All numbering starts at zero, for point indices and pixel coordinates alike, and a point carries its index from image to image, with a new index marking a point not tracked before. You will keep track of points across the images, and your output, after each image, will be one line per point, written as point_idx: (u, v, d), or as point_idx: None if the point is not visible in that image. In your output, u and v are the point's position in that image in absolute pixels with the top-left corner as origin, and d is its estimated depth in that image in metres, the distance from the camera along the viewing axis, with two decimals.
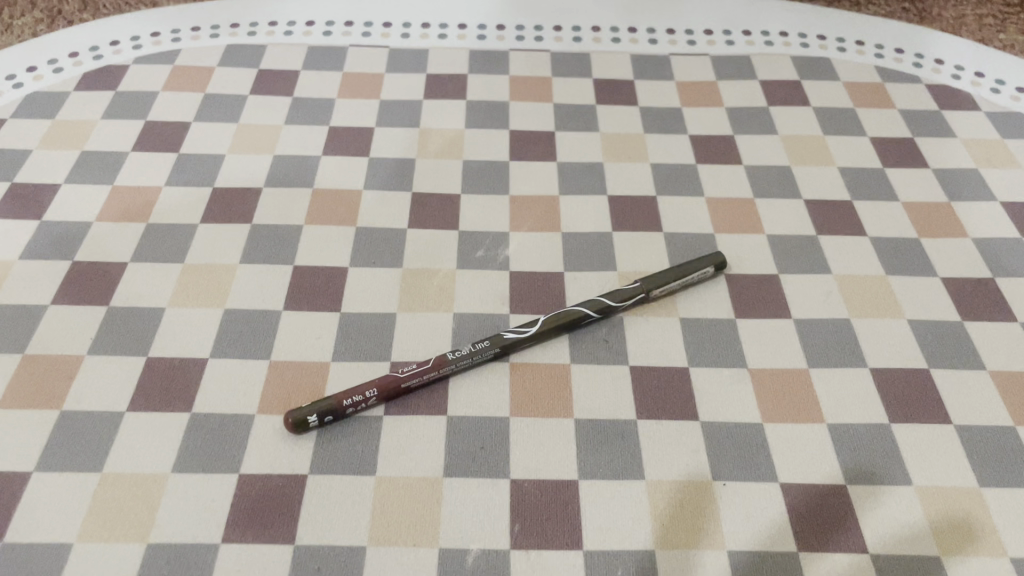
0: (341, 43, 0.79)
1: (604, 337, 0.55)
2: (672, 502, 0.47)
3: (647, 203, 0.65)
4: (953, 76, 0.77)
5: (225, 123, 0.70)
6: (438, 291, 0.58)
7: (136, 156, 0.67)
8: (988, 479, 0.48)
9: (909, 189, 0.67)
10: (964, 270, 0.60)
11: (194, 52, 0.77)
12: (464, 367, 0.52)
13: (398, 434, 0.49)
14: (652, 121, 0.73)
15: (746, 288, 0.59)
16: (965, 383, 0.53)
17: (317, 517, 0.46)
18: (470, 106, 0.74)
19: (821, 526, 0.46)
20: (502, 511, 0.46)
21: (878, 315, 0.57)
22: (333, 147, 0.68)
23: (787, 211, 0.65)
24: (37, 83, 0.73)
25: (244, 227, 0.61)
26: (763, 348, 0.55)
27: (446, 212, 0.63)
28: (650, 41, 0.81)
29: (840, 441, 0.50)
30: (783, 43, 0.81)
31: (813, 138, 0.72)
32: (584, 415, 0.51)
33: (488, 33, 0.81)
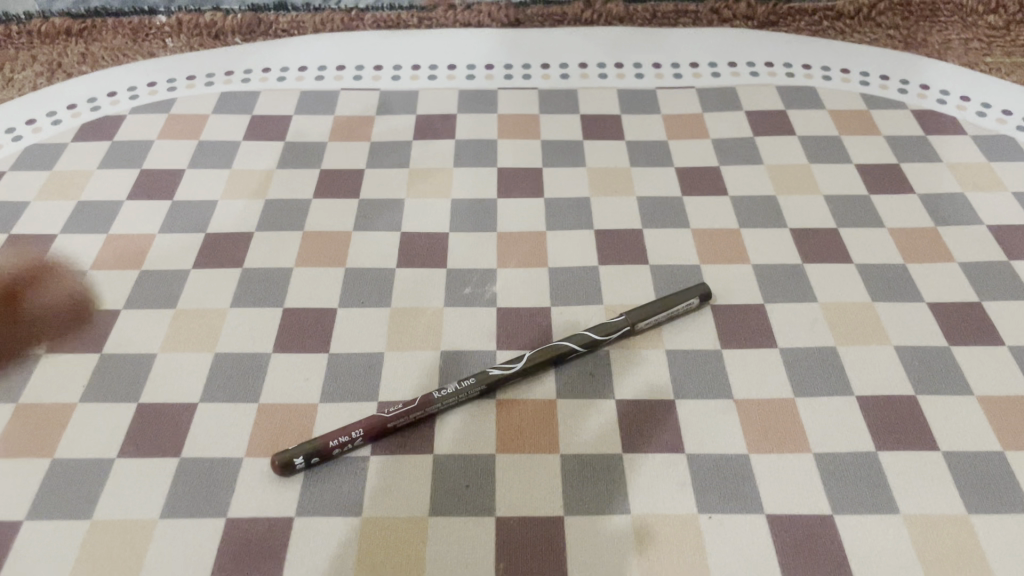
0: (332, 87, 0.81)
1: (591, 370, 0.56)
2: (659, 536, 0.47)
3: (633, 236, 0.66)
4: (939, 101, 0.78)
5: (219, 169, 0.72)
6: (426, 329, 0.58)
7: (131, 204, 0.68)
8: (976, 506, 0.48)
9: (894, 214, 0.67)
10: (952, 295, 0.61)
11: (189, 100, 0.79)
12: (450, 404, 0.53)
13: (385, 474, 0.50)
14: (638, 155, 0.74)
15: (731, 319, 0.59)
16: (952, 407, 0.53)
17: (303, 559, 0.46)
18: (458, 145, 0.75)
19: (807, 557, 0.46)
20: (488, 550, 0.46)
21: (864, 341, 0.57)
22: (325, 190, 0.70)
23: (772, 240, 0.65)
24: (36, 135, 0.74)
25: (235, 272, 0.62)
26: (749, 377, 0.55)
27: (435, 251, 0.64)
28: (638, 76, 0.82)
29: (827, 471, 0.50)
30: (769, 73, 0.82)
31: (798, 167, 0.72)
32: (570, 450, 0.51)
33: (477, 72, 0.83)
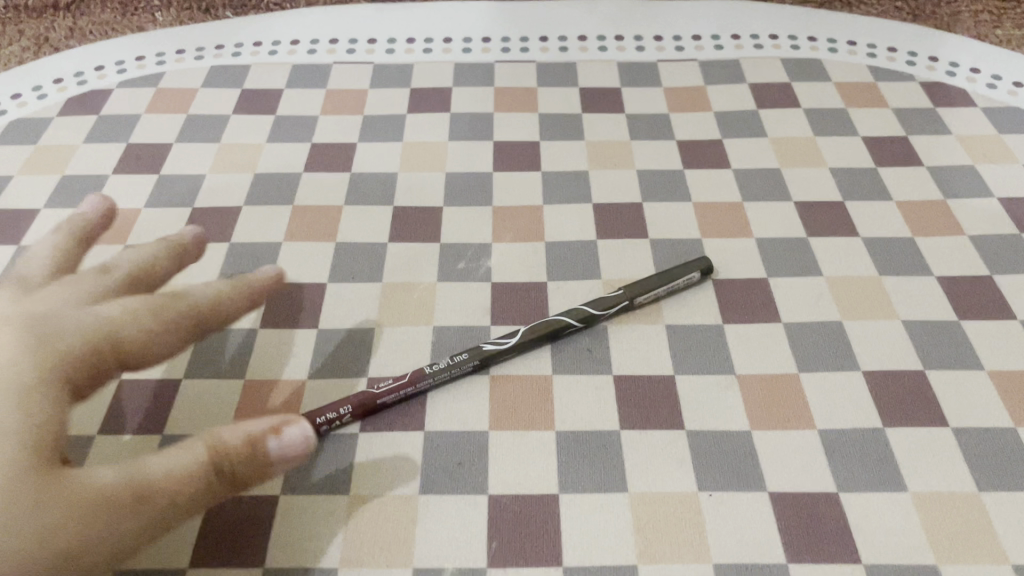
0: (325, 60, 0.79)
1: (587, 346, 0.54)
2: (657, 514, 0.45)
3: (632, 210, 0.64)
4: (948, 73, 0.76)
5: (207, 143, 0.70)
6: (419, 305, 0.56)
7: (117, 179, 0.66)
8: (987, 484, 0.46)
9: (902, 187, 0.65)
10: (961, 269, 0.59)
11: (178, 74, 0.77)
12: (442, 380, 0.51)
13: (373, 451, 0.48)
14: (638, 128, 0.72)
15: (733, 293, 0.57)
16: (961, 383, 0.51)
17: (288, 538, 0.44)
18: (453, 118, 0.73)
19: (811, 536, 0.44)
20: (480, 529, 0.45)
21: (870, 316, 0.55)
22: (316, 164, 0.68)
23: (776, 213, 0.63)
24: (21, 109, 0.73)
25: (223, 247, 0.60)
26: (751, 353, 0.53)
27: (428, 225, 0.62)
28: (638, 49, 0.80)
29: (832, 448, 0.48)
30: (773, 46, 0.80)
31: (803, 140, 0.70)
32: (566, 427, 0.49)
33: (474, 45, 0.81)
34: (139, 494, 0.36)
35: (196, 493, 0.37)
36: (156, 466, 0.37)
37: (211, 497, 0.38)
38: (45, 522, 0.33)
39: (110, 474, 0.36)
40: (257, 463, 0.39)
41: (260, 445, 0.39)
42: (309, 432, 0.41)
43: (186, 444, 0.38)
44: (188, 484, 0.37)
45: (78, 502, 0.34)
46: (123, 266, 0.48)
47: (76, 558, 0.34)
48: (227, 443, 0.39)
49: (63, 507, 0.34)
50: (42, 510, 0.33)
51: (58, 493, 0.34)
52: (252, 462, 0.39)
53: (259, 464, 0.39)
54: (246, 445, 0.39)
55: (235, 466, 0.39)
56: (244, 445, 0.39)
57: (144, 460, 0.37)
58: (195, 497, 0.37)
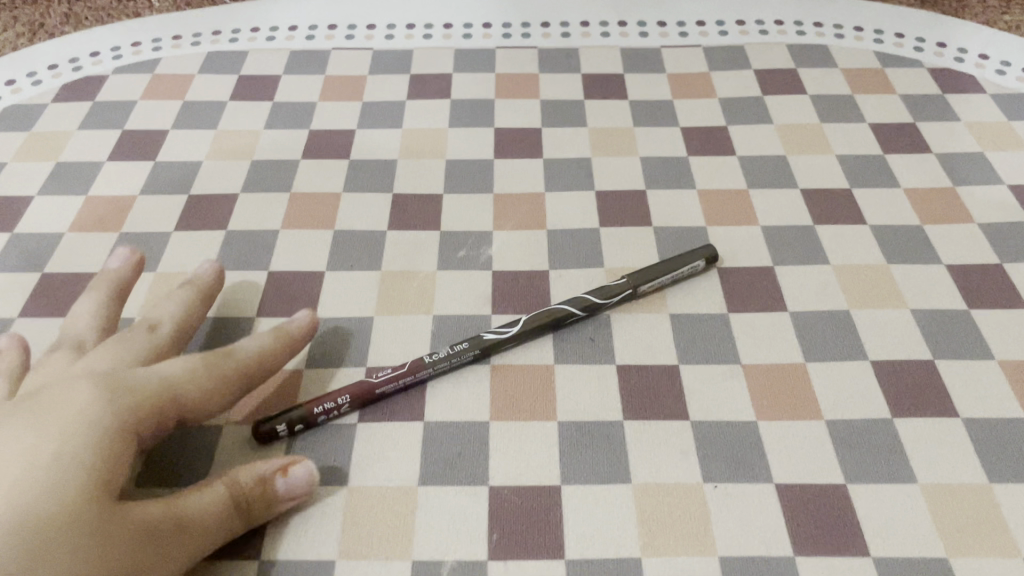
0: (323, 46, 0.78)
1: (590, 335, 0.53)
2: (661, 506, 0.44)
3: (635, 197, 0.63)
4: (956, 59, 0.74)
5: (204, 130, 0.69)
6: (418, 293, 0.55)
7: (112, 166, 0.65)
8: (998, 475, 0.45)
9: (910, 174, 0.64)
10: (971, 257, 0.58)
11: (174, 60, 0.76)
12: (442, 370, 0.50)
13: (372, 442, 0.47)
14: (641, 114, 0.71)
15: (738, 282, 0.56)
16: (971, 373, 0.50)
17: (285, 531, 0.43)
18: (454, 104, 0.72)
19: (818, 529, 0.43)
20: (481, 521, 0.44)
21: (878, 305, 0.54)
22: (314, 150, 0.67)
23: (781, 201, 0.62)
24: (15, 95, 0.72)
25: (219, 234, 0.59)
26: (757, 342, 0.52)
27: (428, 213, 0.61)
28: (641, 35, 0.79)
29: (840, 439, 0.47)
30: (778, 32, 0.79)
31: (808, 126, 0.69)
32: (568, 417, 0.48)
33: (474, 31, 0.79)
34: (176, 538, 0.39)
35: (215, 534, 0.40)
36: (185, 510, 0.40)
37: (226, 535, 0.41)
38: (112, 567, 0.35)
39: (154, 517, 0.38)
40: (268, 503, 0.43)
41: (272, 486, 0.43)
42: (315, 472, 0.44)
43: (206, 487, 0.41)
44: (211, 525, 0.40)
45: (135, 549, 0.37)
46: (166, 325, 0.49)
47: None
48: (242, 484, 0.42)
49: (125, 552, 0.36)
50: (111, 556, 0.35)
51: (120, 536, 0.36)
52: (262, 503, 0.42)
53: (269, 504, 0.43)
54: (258, 487, 0.42)
55: (250, 505, 0.42)
56: (257, 487, 0.42)
57: (178, 500, 0.40)
58: (214, 537, 0.41)
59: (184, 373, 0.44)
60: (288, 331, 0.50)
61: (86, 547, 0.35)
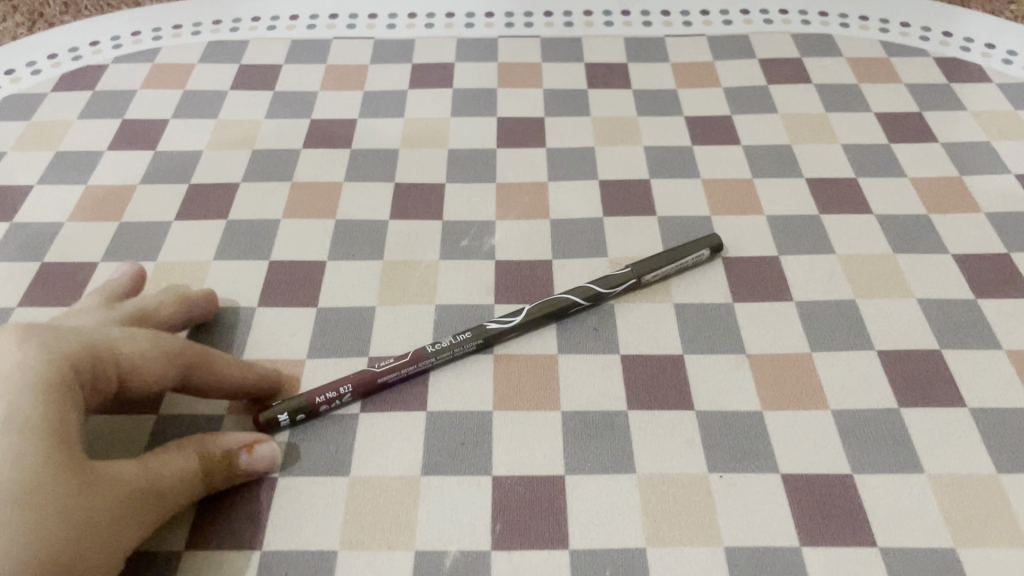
0: (324, 35, 0.77)
1: (594, 325, 0.53)
2: (666, 496, 0.44)
3: (639, 187, 0.62)
4: (962, 48, 0.74)
5: (205, 119, 0.68)
6: (420, 283, 0.55)
7: (112, 155, 0.65)
8: (1006, 466, 0.45)
9: (915, 163, 0.64)
10: (978, 246, 0.57)
11: (175, 49, 0.75)
12: (445, 359, 0.50)
13: (374, 432, 0.47)
14: (645, 104, 0.70)
15: (743, 271, 0.56)
16: (978, 363, 0.50)
17: (286, 521, 0.43)
18: (456, 93, 0.71)
19: (825, 519, 0.43)
20: (484, 511, 0.43)
21: (884, 294, 0.54)
22: (315, 140, 0.66)
23: (786, 190, 0.62)
24: (15, 84, 0.71)
25: (220, 223, 0.59)
26: (762, 332, 0.52)
27: (430, 202, 0.61)
28: (645, 24, 0.78)
29: (846, 429, 0.47)
30: (783, 21, 0.78)
31: (813, 115, 0.69)
32: (572, 407, 0.48)
33: (476, 20, 0.79)
34: (142, 501, 0.38)
35: (177, 499, 0.40)
36: (151, 474, 0.39)
37: (187, 501, 0.41)
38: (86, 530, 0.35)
39: (121, 479, 0.37)
40: (229, 473, 0.43)
41: (234, 457, 0.43)
42: (277, 451, 0.44)
43: (169, 453, 0.41)
44: (175, 490, 0.40)
45: (105, 512, 0.36)
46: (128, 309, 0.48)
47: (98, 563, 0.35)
48: (207, 454, 0.42)
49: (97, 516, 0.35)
50: (86, 519, 0.35)
51: (93, 498, 0.35)
52: (224, 472, 0.43)
53: (230, 474, 0.43)
54: (221, 457, 0.42)
55: (211, 474, 0.42)
56: (221, 458, 0.42)
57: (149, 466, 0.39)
58: (176, 503, 0.40)
59: (140, 345, 0.42)
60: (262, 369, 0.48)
61: (61, 508, 0.34)
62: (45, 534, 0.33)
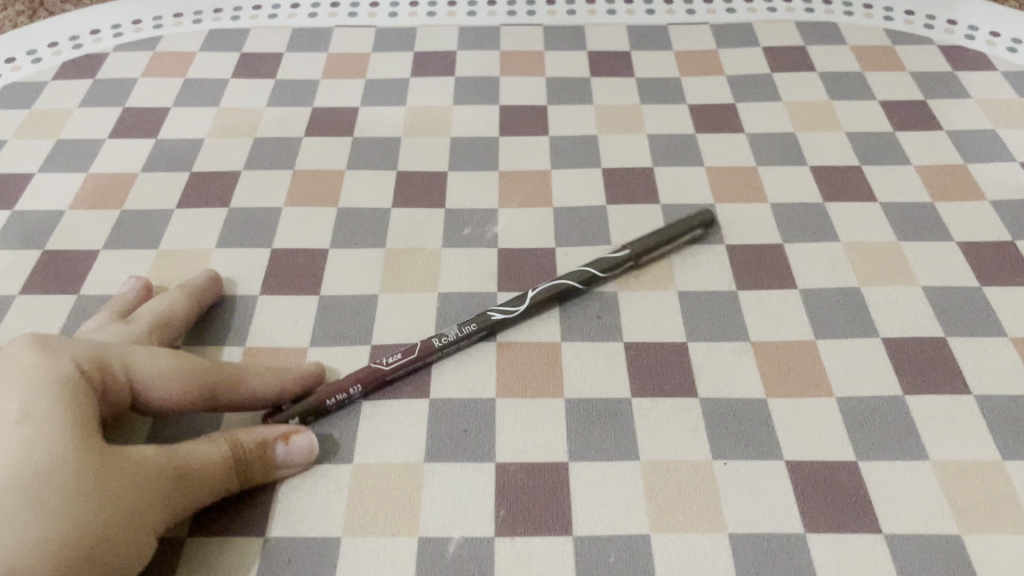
0: (326, 24, 0.77)
1: (597, 313, 0.52)
2: (670, 483, 0.44)
3: (643, 175, 0.62)
4: (967, 36, 0.73)
5: (206, 107, 0.68)
6: (423, 271, 0.55)
7: (113, 143, 0.64)
8: (1012, 453, 0.45)
9: (920, 152, 0.63)
10: (982, 234, 0.57)
11: (176, 38, 0.75)
12: (450, 352, 0.50)
13: (377, 420, 0.47)
14: (648, 92, 0.70)
15: (747, 259, 0.55)
16: (984, 351, 0.50)
17: (290, 508, 0.43)
18: (459, 81, 0.71)
19: (829, 505, 0.43)
20: (487, 498, 0.43)
21: (889, 282, 0.54)
22: (317, 128, 0.66)
23: (790, 178, 0.61)
24: (15, 73, 0.71)
25: (222, 211, 0.59)
26: (766, 320, 0.52)
27: (432, 190, 0.61)
28: (648, 13, 0.78)
29: (851, 416, 0.47)
30: (786, 9, 0.78)
31: (818, 103, 0.68)
32: (575, 394, 0.48)
33: (479, 9, 0.78)
34: (174, 490, 0.38)
35: (213, 489, 0.40)
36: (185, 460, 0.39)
37: (224, 491, 0.41)
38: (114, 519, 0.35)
39: (154, 469, 0.38)
40: (265, 465, 0.43)
41: (270, 449, 0.43)
42: (315, 441, 0.44)
43: (205, 441, 0.41)
44: (211, 479, 0.40)
45: (135, 499, 0.36)
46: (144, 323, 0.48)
47: (127, 550, 0.36)
48: (245, 445, 0.42)
49: (125, 503, 0.36)
50: (114, 506, 0.35)
51: (124, 483, 0.36)
52: (260, 464, 0.42)
53: (267, 466, 0.43)
54: (258, 449, 0.42)
55: (248, 466, 0.42)
56: (258, 450, 0.42)
57: (185, 454, 0.40)
58: (211, 492, 0.40)
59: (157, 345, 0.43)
60: (287, 373, 0.46)
61: (85, 497, 0.34)
62: (68, 523, 0.33)
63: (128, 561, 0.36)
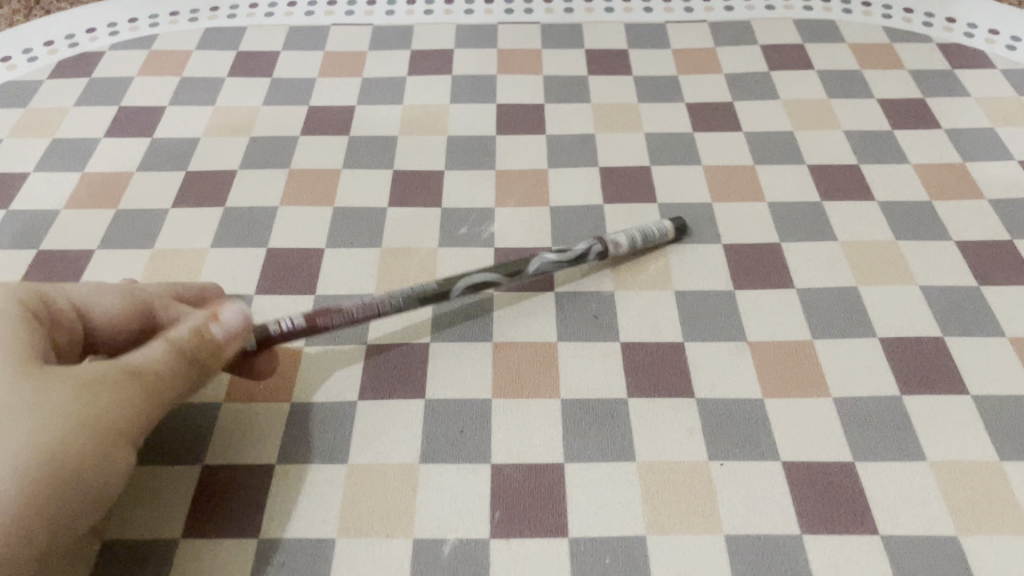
0: (323, 22, 0.77)
1: (594, 312, 0.52)
2: (666, 484, 0.44)
3: (641, 173, 0.62)
4: (965, 34, 0.73)
5: (203, 105, 0.68)
6: (419, 270, 0.55)
7: (109, 142, 0.64)
8: (1010, 453, 0.45)
9: (918, 150, 0.63)
10: (981, 233, 0.57)
11: (172, 36, 0.75)
12: (405, 302, 0.49)
13: (372, 420, 0.47)
14: (646, 90, 0.70)
15: (744, 258, 0.55)
16: (982, 351, 0.49)
17: (285, 510, 0.43)
18: (455, 79, 0.71)
19: (827, 507, 0.43)
20: (483, 499, 0.43)
21: (887, 281, 0.53)
22: (314, 127, 0.66)
23: (788, 177, 0.61)
24: (11, 72, 0.71)
25: (217, 211, 0.59)
26: (764, 320, 0.51)
27: (429, 189, 0.61)
28: (646, 11, 0.78)
29: (849, 417, 0.46)
30: (785, 7, 0.78)
31: (816, 102, 0.68)
32: (572, 394, 0.48)
33: (476, 7, 0.78)
34: (134, 390, 0.37)
35: (174, 388, 0.39)
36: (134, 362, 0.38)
37: (184, 386, 0.40)
38: (80, 431, 0.34)
39: (108, 377, 0.36)
40: (210, 347, 0.42)
41: (208, 333, 0.42)
42: (244, 313, 0.44)
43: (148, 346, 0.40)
44: (167, 374, 0.39)
45: (97, 409, 0.35)
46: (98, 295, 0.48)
47: (107, 463, 0.35)
48: (189, 342, 0.41)
49: (86, 413, 0.34)
50: (78, 421, 0.34)
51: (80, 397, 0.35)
52: (204, 349, 0.41)
53: (212, 348, 0.42)
54: (196, 336, 0.41)
55: (198, 357, 0.41)
56: (196, 338, 0.41)
57: (134, 360, 0.38)
58: (173, 388, 0.39)
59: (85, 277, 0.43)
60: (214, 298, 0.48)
61: (39, 418, 0.33)
62: (31, 447, 0.32)
63: (111, 472, 0.35)
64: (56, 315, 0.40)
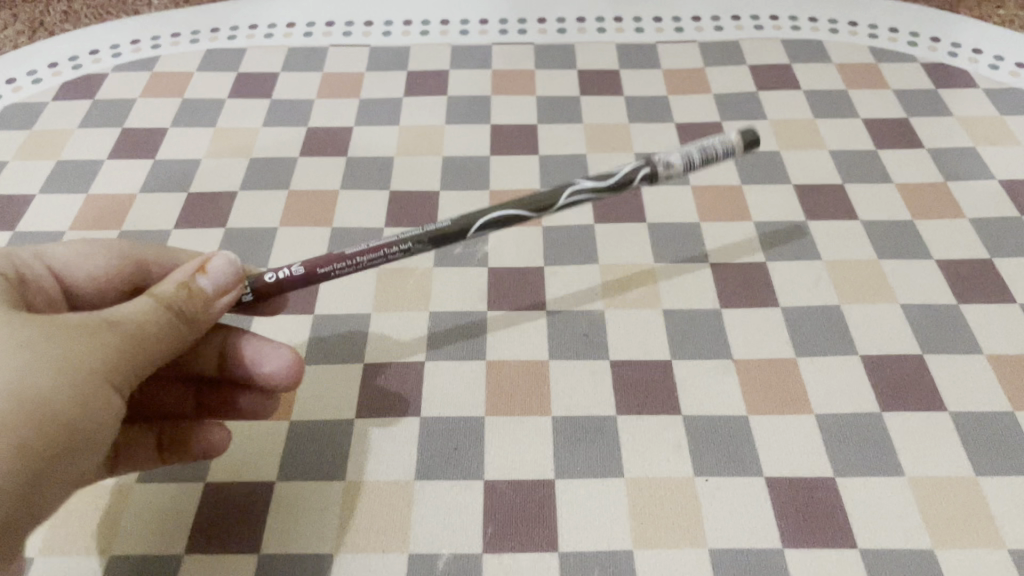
0: (321, 43, 0.78)
1: (584, 331, 0.54)
2: (653, 499, 0.45)
3: (630, 194, 0.63)
4: (949, 53, 0.75)
5: (203, 126, 0.69)
6: (414, 290, 0.56)
7: (112, 163, 0.66)
8: (985, 469, 0.46)
9: (902, 170, 0.65)
10: (961, 252, 0.58)
11: (173, 57, 0.76)
12: (413, 244, 0.47)
13: (369, 438, 0.48)
14: (636, 110, 0.71)
15: (731, 278, 0.57)
16: (960, 369, 0.51)
17: (284, 526, 0.44)
18: (450, 101, 0.72)
19: (807, 521, 0.44)
20: (476, 515, 0.45)
21: (869, 300, 0.55)
22: (312, 148, 0.67)
23: (774, 196, 0.63)
24: (16, 94, 0.72)
25: (218, 231, 0.60)
26: (749, 338, 0.53)
27: (425, 210, 0.62)
28: (637, 31, 0.80)
29: (829, 433, 0.48)
30: (773, 27, 0.79)
31: (802, 121, 0.70)
32: (562, 412, 0.49)
33: (471, 27, 0.80)
34: (114, 337, 0.38)
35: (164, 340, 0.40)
36: (119, 313, 0.39)
37: (178, 341, 0.41)
38: (53, 383, 0.35)
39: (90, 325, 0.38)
40: (200, 302, 0.42)
41: (197, 285, 0.42)
42: (232, 259, 0.44)
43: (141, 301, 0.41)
44: (155, 327, 0.40)
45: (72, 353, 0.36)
46: None
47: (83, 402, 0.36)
48: (178, 296, 0.41)
49: (60, 358, 0.36)
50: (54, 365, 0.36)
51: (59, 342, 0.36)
52: (195, 304, 0.42)
53: (202, 303, 0.42)
54: (185, 290, 0.42)
55: (190, 312, 0.42)
56: (183, 290, 0.42)
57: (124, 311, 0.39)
58: (163, 338, 0.40)
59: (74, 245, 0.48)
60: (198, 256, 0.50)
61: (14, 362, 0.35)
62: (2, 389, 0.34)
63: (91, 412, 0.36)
64: (32, 280, 0.45)
